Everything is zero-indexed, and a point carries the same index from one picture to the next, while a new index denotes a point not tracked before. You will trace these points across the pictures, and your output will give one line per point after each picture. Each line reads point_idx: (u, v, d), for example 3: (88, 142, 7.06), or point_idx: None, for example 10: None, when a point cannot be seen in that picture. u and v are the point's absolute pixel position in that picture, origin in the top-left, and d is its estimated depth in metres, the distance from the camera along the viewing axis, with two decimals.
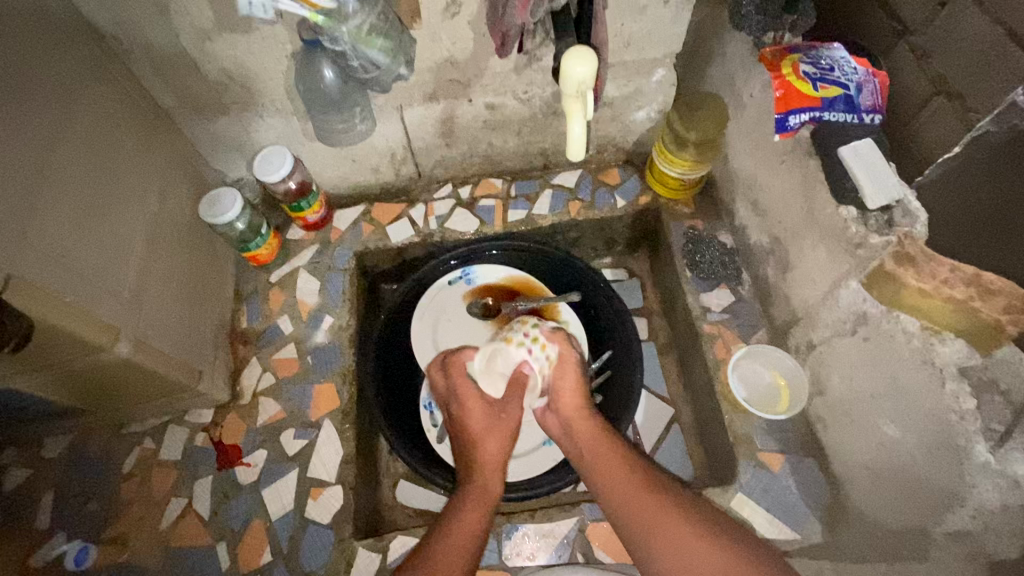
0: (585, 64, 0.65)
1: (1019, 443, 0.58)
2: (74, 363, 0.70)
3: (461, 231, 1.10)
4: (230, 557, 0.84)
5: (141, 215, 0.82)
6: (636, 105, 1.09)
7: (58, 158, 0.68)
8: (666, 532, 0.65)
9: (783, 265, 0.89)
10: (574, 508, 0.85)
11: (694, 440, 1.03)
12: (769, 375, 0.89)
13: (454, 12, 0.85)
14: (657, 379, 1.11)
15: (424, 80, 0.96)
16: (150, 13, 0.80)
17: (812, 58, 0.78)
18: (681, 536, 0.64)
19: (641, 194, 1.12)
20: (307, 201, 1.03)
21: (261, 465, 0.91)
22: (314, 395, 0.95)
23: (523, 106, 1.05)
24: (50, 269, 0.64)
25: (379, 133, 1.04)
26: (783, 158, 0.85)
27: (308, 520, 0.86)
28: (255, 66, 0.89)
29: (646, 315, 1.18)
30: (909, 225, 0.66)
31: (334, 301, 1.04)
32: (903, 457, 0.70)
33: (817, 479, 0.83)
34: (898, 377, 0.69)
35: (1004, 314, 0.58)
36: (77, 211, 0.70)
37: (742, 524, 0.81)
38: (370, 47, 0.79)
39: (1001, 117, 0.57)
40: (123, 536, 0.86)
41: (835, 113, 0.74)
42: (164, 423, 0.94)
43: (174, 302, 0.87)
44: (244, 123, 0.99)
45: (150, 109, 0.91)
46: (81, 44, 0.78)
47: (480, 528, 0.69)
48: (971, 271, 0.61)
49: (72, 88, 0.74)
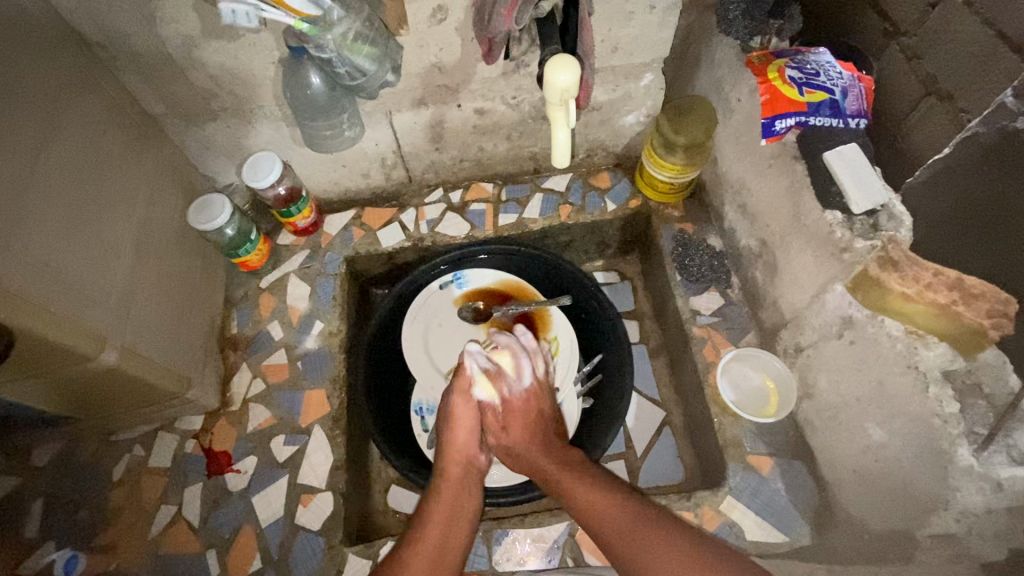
0: (568, 72, 0.65)
1: (1001, 446, 0.58)
2: (61, 372, 0.70)
3: (452, 235, 1.11)
4: (220, 564, 0.84)
5: (127, 222, 0.82)
6: (625, 109, 1.09)
7: (42, 166, 0.68)
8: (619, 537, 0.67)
9: (771, 269, 0.89)
10: (565, 513, 0.85)
11: (685, 443, 1.03)
12: (758, 378, 0.89)
13: (441, 18, 0.85)
14: (648, 382, 1.11)
15: (412, 86, 0.96)
16: (135, 21, 0.80)
17: (798, 62, 0.78)
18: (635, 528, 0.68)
19: (631, 198, 1.12)
20: (296, 207, 1.03)
21: (252, 472, 0.90)
22: (304, 402, 0.95)
23: (512, 110, 1.05)
24: (37, 279, 0.64)
25: (368, 139, 1.04)
26: (771, 162, 0.85)
27: (298, 527, 0.86)
28: (243, 72, 0.89)
29: (637, 319, 1.18)
30: (893, 230, 0.67)
31: (325, 307, 1.04)
32: (888, 460, 0.70)
33: (805, 482, 0.83)
34: (884, 381, 0.69)
35: (987, 319, 0.59)
36: (62, 220, 0.70)
37: (731, 528, 0.81)
38: (355, 53, 0.79)
39: (990, 118, 0.57)
40: (113, 544, 0.86)
41: (821, 118, 0.75)
42: (153, 430, 0.94)
43: (163, 309, 0.87)
44: (232, 129, 0.99)
45: (138, 116, 0.91)
46: (66, 54, 0.78)
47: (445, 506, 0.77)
48: (954, 276, 0.62)
49: (57, 96, 0.73)
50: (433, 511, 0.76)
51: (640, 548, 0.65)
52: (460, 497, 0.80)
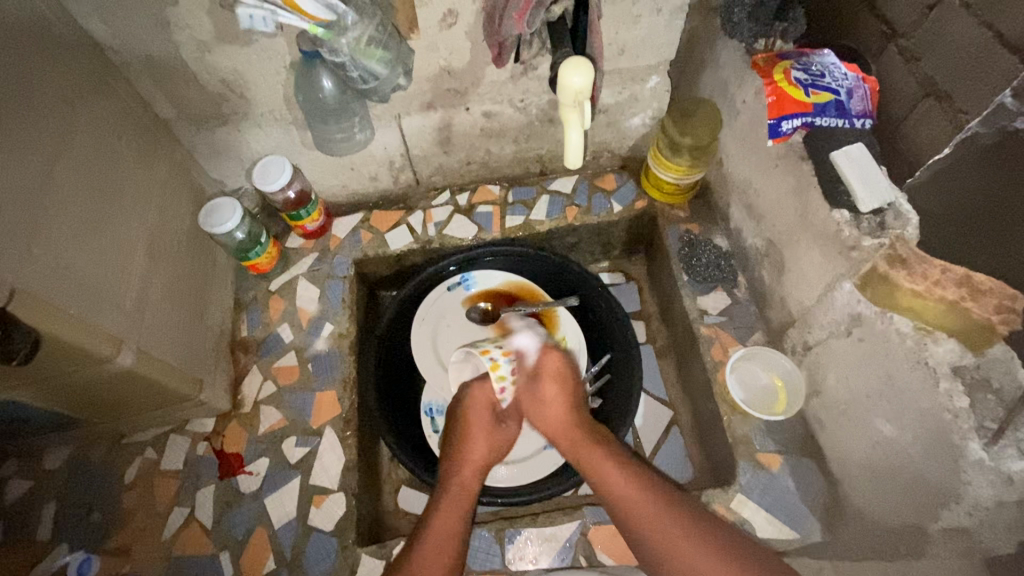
0: (581, 74, 0.66)
1: (1011, 440, 0.59)
2: (78, 374, 0.70)
3: (460, 238, 1.11)
4: (233, 566, 0.85)
5: (141, 225, 0.83)
6: (630, 111, 1.11)
7: (60, 172, 0.69)
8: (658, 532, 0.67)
9: (778, 268, 0.90)
10: (576, 511, 0.86)
11: (692, 442, 1.04)
12: (766, 377, 0.91)
13: (451, 22, 0.86)
14: (656, 382, 1.12)
15: (422, 89, 0.97)
16: (149, 26, 0.81)
17: (803, 64, 0.79)
18: (656, 527, 0.67)
19: (637, 199, 1.13)
20: (305, 209, 1.03)
21: (264, 473, 0.91)
22: (315, 403, 0.96)
23: (520, 113, 1.06)
24: (55, 282, 0.65)
25: (377, 142, 1.05)
26: (777, 163, 0.86)
27: (311, 528, 0.87)
28: (254, 77, 0.90)
29: (643, 318, 1.19)
30: (901, 228, 0.68)
31: (334, 309, 1.04)
32: (898, 456, 0.71)
33: (815, 480, 0.84)
34: (893, 378, 0.70)
35: (996, 315, 0.60)
36: (78, 224, 0.70)
37: (742, 524, 0.82)
38: (369, 58, 0.80)
39: (989, 119, 0.59)
40: (125, 547, 0.86)
41: (827, 118, 0.76)
42: (165, 433, 0.94)
43: (175, 312, 0.88)
44: (242, 133, 1.00)
45: (150, 120, 0.92)
46: (82, 60, 0.79)
47: (458, 524, 0.73)
48: (962, 272, 0.62)
49: (73, 101, 0.74)
50: (439, 522, 0.73)
51: (674, 541, 0.66)
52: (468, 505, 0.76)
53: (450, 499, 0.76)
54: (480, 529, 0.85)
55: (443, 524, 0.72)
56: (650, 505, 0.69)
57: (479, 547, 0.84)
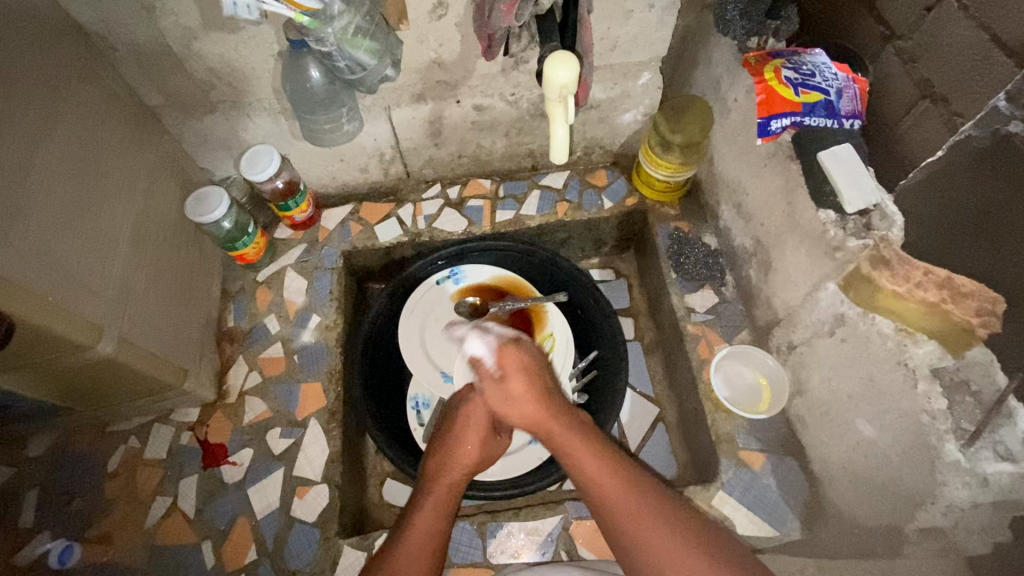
0: (568, 69, 0.65)
1: (987, 443, 0.59)
2: (57, 363, 0.70)
3: (450, 231, 1.11)
4: (216, 556, 0.85)
5: (125, 211, 0.82)
6: (623, 107, 1.10)
7: (41, 156, 0.68)
8: (637, 525, 0.66)
9: (765, 267, 0.90)
10: (559, 506, 0.86)
11: (678, 440, 1.04)
12: (752, 376, 0.91)
13: (441, 14, 0.86)
14: (642, 380, 1.12)
15: (411, 81, 0.97)
16: (134, 12, 0.80)
17: (794, 62, 0.80)
18: (631, 513, 0.67)
19: (628, 196, 1.13)
20: (294, 200, 1.03)
21: (247, 464, 0.91)
22: (300, 395, 0.96)
23: (511, 107, 1.05)
24: (38, 268, 0.65)
25: (367, 133, 1.04)
26: (766, 162, 0.86)
27: (293, 519, 0.87)
28: (242, 65, 0.89)
29: (632, 315, 1.19)
30: (885, 230, 0.69)
31: (321, 301, 1.04)
32: (877, 457, 0.71)
33: (796, 478, 0.84)
34: (875, 378, 0.70)
35: (975, 317, 0.60)
36: (60, 211, 0.70)
37: (723, 522, 0.82)
38: (354, 47, 0.79)
39: (983, 121, 0.58)
40: (106, 535, 0.86)
41: (815, 118, 0.76)
42: (149, 422, 0.94)
43: (158, 300, 0.87)
44: (231, 122, 0.99)
45: (136, 107, 0.91)
46: (66, 44, 0.78)
47: (437, 528, 0.72)
48: (943, 274, 0.63)
49: (55, 86, 0.73)
50: (421, 518, 0.73)
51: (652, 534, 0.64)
52: (450, 501, 0.76)
53: (434, 499, 0.75)
54: (461, 522, 0.85)
55: (424, 521, 0.72)
56: (629, 500, 0.68)
57: (459, 539, 0.84)
